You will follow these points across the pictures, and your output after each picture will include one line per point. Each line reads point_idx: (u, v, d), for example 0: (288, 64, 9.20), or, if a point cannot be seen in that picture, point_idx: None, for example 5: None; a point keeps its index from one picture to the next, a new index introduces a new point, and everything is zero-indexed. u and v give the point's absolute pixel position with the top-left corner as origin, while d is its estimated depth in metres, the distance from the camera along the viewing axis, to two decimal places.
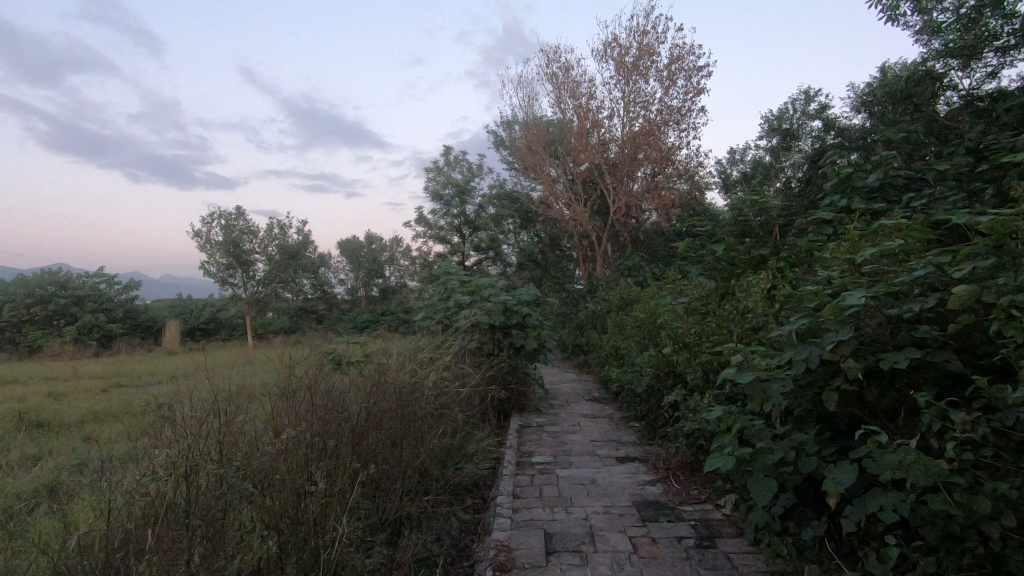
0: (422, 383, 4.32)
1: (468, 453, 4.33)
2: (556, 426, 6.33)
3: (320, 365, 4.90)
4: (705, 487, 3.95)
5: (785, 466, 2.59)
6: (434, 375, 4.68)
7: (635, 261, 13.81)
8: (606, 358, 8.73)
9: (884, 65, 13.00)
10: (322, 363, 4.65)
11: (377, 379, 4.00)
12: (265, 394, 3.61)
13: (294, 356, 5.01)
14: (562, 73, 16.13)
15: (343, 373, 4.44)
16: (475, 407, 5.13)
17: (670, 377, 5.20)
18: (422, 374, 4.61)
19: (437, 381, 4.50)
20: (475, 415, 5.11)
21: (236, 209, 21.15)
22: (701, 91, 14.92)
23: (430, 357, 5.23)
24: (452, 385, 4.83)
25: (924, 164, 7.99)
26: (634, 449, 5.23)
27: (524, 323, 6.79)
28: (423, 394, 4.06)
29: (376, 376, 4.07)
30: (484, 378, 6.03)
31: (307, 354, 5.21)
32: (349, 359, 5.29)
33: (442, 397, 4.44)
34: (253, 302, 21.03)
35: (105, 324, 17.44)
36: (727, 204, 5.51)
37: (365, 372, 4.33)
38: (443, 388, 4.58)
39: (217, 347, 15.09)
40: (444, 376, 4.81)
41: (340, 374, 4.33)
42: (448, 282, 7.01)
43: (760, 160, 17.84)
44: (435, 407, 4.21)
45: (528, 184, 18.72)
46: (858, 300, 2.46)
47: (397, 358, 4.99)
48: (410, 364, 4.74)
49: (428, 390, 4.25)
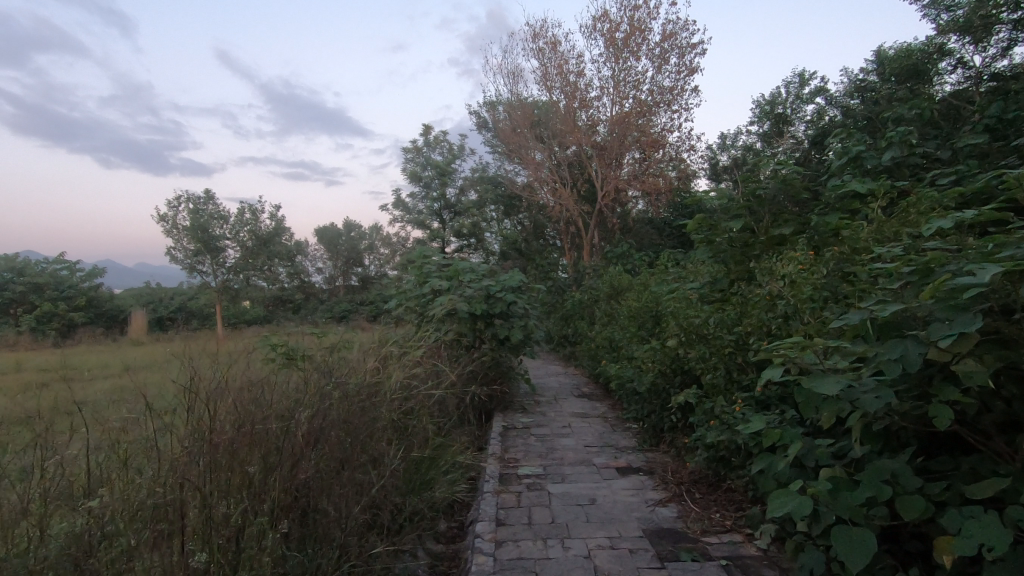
0: (384, 384, 3.54)
1: (440, 469, 3.57)
2: (545, 428, 5.61)
3: (267, 362, 4.11)
4: (729, 509, 3.26)
5: (875, 506, 1.91)
6: (400, 371, 3.93)
7: (624, 248, 13.13)
8: (596, 351, 8.04)
9: (883, 46, 12.51)
10: (264, 362, 3.84)
11: (325, 375, 3.24)
12: (175, 396, 2.86)
13: (235, 350, 4.20)
14: (549, 49, 15.29)
15: (288, 368, 3.67)
16: (450, 411, 4.37)
17: (677, 374, 4.52)
18: (387, 371, 3.84)
19: (403, 377, 3.74)
20: (450, 419, 4.36)
21: (206, 192, 20.03)
22: (694, 70, 14.23)
23: (397, 349, 4.48)
24: (423, 384, 4.09)
25: (939, 142, 7.41)
26: (635, 456, 4.54)
27: (508, 312, 6.05)
28: (382, 400, 3.29)
29: (324, 373, 3.31)
30: (463, 375, 5.26)
31: (252, 347, 4.40)
32: (305, 351, 4.51)
33: (409, 401, 3.69)
34: (223, 291, 20.10)
35: (67, 314, 15.57)
36: (741, 177, 4.84)
37: (315, 366, 3.57)
38: (411, 389, 3.83)
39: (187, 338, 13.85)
40: (413, 375, 4.07)
41: (285, 370, 3.56)
42: (425, 267, 6.24)
43: (751, 146, 17.29)
44: (398, 414, 3.44)
45: (513, 168, 17.89)
46: (986, 279, 1.79)
47: (359, 352, 4.21)
48: (371, 360, 3.97)
49: (390, 388, 3.50)
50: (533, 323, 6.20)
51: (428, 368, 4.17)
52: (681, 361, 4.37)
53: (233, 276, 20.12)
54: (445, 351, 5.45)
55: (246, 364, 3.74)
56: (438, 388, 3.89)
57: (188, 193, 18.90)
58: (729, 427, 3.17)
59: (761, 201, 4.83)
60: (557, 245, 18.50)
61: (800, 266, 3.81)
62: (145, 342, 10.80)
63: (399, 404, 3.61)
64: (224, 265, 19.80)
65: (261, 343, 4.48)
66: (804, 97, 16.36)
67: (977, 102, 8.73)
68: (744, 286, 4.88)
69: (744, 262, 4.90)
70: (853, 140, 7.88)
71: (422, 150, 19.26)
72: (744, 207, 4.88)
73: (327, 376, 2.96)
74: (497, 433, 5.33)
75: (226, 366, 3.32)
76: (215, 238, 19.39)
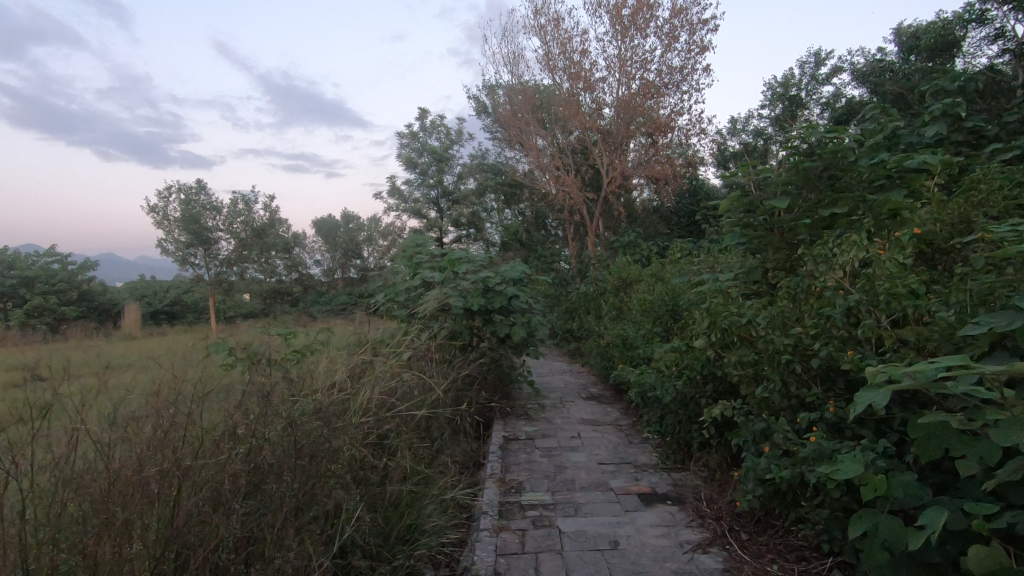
0: (352, 407, 2.95)
1: (422, 509, 2.92)
2: (550, 438, 4.94)
3: (227, 371, 3.49)
4: (790, 558, 2.57)
5: None
6: (379, 384, 3.32)
7: (632, 237, 12.42)
8: (604, 349, 7.37)
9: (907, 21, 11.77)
10: (212, 375, 3.21)
11: (278, 393, 2.68)
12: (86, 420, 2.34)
13: (183, 361, 3.54)
14: (552, 27, 14.45)
15: (247, 377, 3.10)
16: (437, 429, 3.74)
17: (709, 381, 3.84)
18: (364, 385, 3.24)
19: (380, 392, 3.15)
20: (440, 440, 3.73)
21: (198, 182, 19.42)
22: (705, 48, 13.42)
23: (381, 357, 3.87)
24: (407, 402, 3.48)
25: (987, 117, 6.66)
26: (658, 477, 3.87)
27: (509, 306, 5.35)
28: (347, 430, 2.69)
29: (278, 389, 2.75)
30: (455, 382, 4.58)
31: (206, 354, 3.74)
32: (274, 354, 3.88)
33: (384, 424, 3.08)
34: (217, 283, 19.28)
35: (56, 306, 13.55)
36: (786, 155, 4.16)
37: (276, 378, 3.01)
38: (388, 410, 3.23)
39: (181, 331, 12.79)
40: (396, 389, 3.47)
41: (242, 379, 3.00)
42: (415, 257, 5.52)
43: (762, 131, 16.49)
44: (367, 442, 2.84)
45: (513, 155, 17.14)
46: None
47: (329, 360, 3.56)
48: (345, 373, 3.37)
49: (357, 408, 2.90)
50: (537, 319, 5.49)
51: (415, 378, 3.56)
52: (714, 365, 3.69)
53: (226, 269, 19.44)
54: (436, 353, 4.79)
55: (201, 377, 3.17)
56: (419, 404, 3.28)
57: (179, 183, 18.26)
58: (792, 457, 2.50)
59: (805, 178, 4.14)
60: (559, 235, 17.73)
61: (863, 253, 3.14)
62: (117, 337, 10.03)
63: (371, 428, 3.00)
64: (217, 258, 19.12)
65: (217, 347, 3.82)
66: (820, 78, 15.55)
67: (1020, 77, 8.00)
68: (783, 277, 4.21)
69: (781, 249, 4.22)
70: (887, 116, 7.15)
71: (418, 136, 18.66)
72: (786, 184, 4.17)
73: (266, 398, 2.40)
74: (498, 445, 4.67)
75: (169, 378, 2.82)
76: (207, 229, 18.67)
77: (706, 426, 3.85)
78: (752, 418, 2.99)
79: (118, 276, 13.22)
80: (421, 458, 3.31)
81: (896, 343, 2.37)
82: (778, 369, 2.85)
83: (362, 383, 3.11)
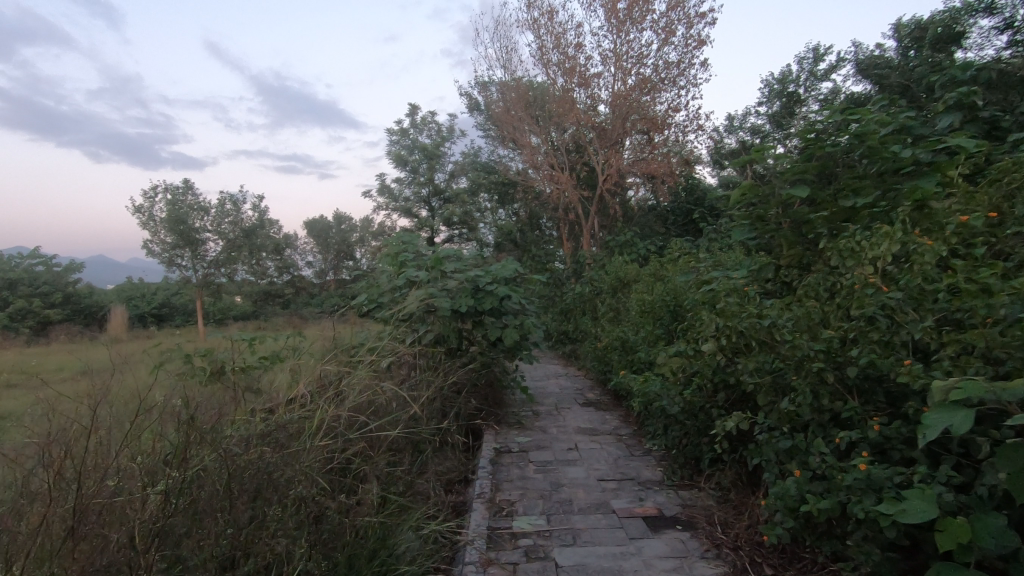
0: (312, 430, 2.63)
1: (397, 547, 2.58)
2: (546, 450, 4.56)
3: (183, 380, 3.15)
4: None
5: None
6: (347, 400, 3.00)
7: (628, 237, 12.04)
8: (601, 352, 7.00)
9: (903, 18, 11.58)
10: (162, 387, 2.86)
11: (223, 408, 2.39)
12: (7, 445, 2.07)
13: (134, 371, 3.17)
14: (545, 21, 14.07)
15: (203, 391, 2.80)
16: (414, 447, 3.41)
17: (720, 390, 3.48)
18: (329, 402, 2.92)
19: (348, 408, 2.84)
20: (417, 462, 3.40)
21: (184, 181, 18.89)
22: (703, 42, 13.06)
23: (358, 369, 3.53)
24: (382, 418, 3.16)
25: (1004, 106, 6.32)
26: (667, 496, 3.49)
27: (500, 308, 4.95)
28: (302, 462, 2.36)
29: (223, 405, 2.46)
30: (439, 392, 4.21)
31: (160, 362, 3.37)
32: (241, 364, 3.52)
33: (349, 445, 2.76)
34: (205, 285, 18.74)
35: (42, 310, 11.92)
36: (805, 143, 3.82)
37: (227, 394, 2.72)
38: (356, 428, 2.92)
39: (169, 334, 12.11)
40: (369, 405, 3.15)
41: (192, 393, 2.70)
42: (398, 255, 5.13)
43: (760, 128, 16.20)
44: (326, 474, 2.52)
45: (506, 153, 16.76)
46: None
47: (296, 374, 3.21)
48: (310, 388, 3.05)
49: (316, 427, 2.59)
50: (531, 321, 5.11)
51: (390, 390, 3.23)
52: (726, 373, 3.33)
53: (214, 270, 18.89)
54: (421, 360, 4.40)
55: (149, 388, 2.86)
56: (392, 420, 2.96)
57: (165, 183, 17.70)
58: (827, 482, 2.15)
59: (822, 167, 3.80)
60: (554, 235, 17.33)
61: (899, 247, 2.80)
62: (88, 341, 9.47)
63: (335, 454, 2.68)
64: (205, 259, 18.60)
65: (173, 355, 3.44)
66: (818, 74, 15.27)
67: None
68: (799, 275, 3.85)
69: (798, 243, 3.87)
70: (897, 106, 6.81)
71: (409, 132, 18.43)
72: (803, 173, 3.81)
73: (193, 416, 2.11)
74: (488, 459, 4.29)
75: (109, 390, 2.52)
76: (194, 230, 18.10)
77: (718, 439, 3.50)
78: (774, 432, 2.63)
79: (108, 278, 12.70)
80: (394, 482, 2.99)
81: (962, 351, 2.00)
82: (805, 376, 2.50)
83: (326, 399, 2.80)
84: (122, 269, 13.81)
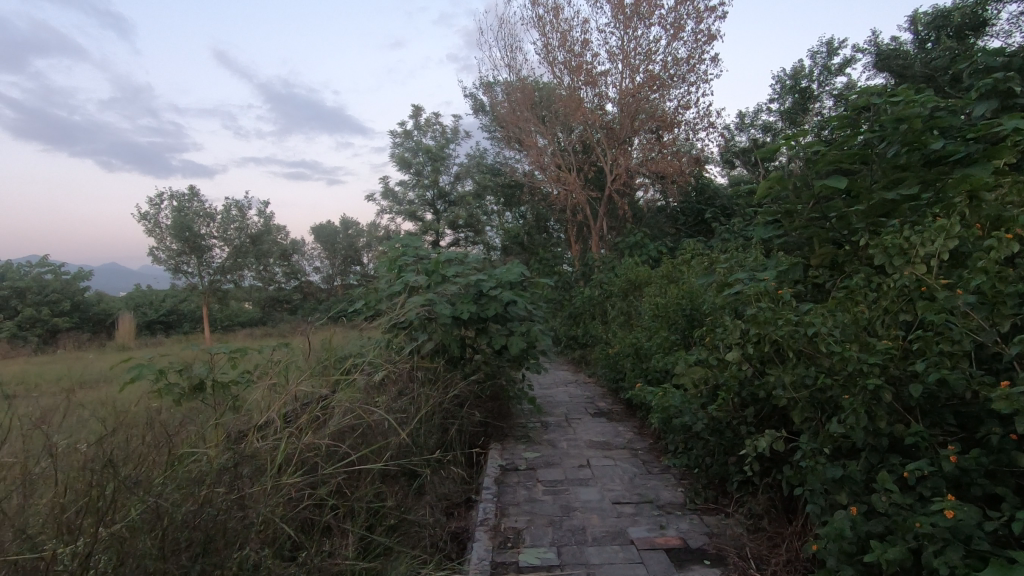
0: (271, 470, 2.47)
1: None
2: (556, 467, 4.23)
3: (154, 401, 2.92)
4: None
5: None
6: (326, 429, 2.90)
7: (638, 238, 11.68)
8: (613, 359, 6.65)
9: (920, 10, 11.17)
10: (127, 410, 2.65)
11: (157, 440, 2.22)
12: None
13: (107, 397, 2.95)
14: (551, 19, 13.76)
15: (154, 415, 2.63)
16: (401, 481, 3.22)
17: (748, 405, 3.14)
18: (301, 429, 2.80)
19: (320, 437, 2.75)
20: (407, 493, 3.19)
21: (190, 189, 18.77)
22: (713, 36, 12.69)
23: (341, 390, 3.27)
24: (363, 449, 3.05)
25: None
26: (692, 523, 3.13)
27: (505, 314, 4.61)
28: (252, 512, 2.20)
29: (160, 437, 2.30)
30: (435, 409, 3.94)
31: (137, 381, 3.09)
32: (221, 379, 3.25)
33: (328, 480, 2.70)
34: (211, 292, 18.55)
35: (50, 318, 11.63)
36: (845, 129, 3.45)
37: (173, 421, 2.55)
38: (333, 460, 2.84)
39: (175, 342, 11.83)
40: (352, 431, 3.03)
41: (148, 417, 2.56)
42: (396, 259, 4.80)
43: (772, 126, 15.78)
44: (284, 523, 2.38)
45: (512, 155, 16.45)
46: None
47: (274, 397, 2.98)
48: (285, 411, 2.91)
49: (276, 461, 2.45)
50: (539, 328, 4.76)
51: (376, 416, 3.07)
52: (756, 386, 2.98)
53: (220, 277, 18.68)
54: (419, 373, 4.08)
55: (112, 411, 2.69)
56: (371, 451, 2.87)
57: (170, 190, 17.57)
58: (898, 524, 1.78)
59: (860, 156, 3.43)
60: (561, 237, 17.00)
61: (957, 242, 2.46)
62: (81, 351, 9.16)
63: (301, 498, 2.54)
64: (211, 266, 18.38)
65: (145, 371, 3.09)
66: (832, 68, 14.83)
67: None
68: (831, 276, 3.51)
69: (832, 240, 3.53)
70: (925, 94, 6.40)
71: (413, 134, 18.27)
72: (839, 162, 3.45)
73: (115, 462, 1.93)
74: (493, 479, 3.95)
75: (61, 416, 2.38)
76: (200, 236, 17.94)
77: (748, 460, 3.14)
78: (820, 457, 2.27)
79: (118, 286, 12.46)
80: (380, 519, 2.84)
81: None
82: (856, 392, 2.14)
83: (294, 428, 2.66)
84: (130, 278, 13.57)
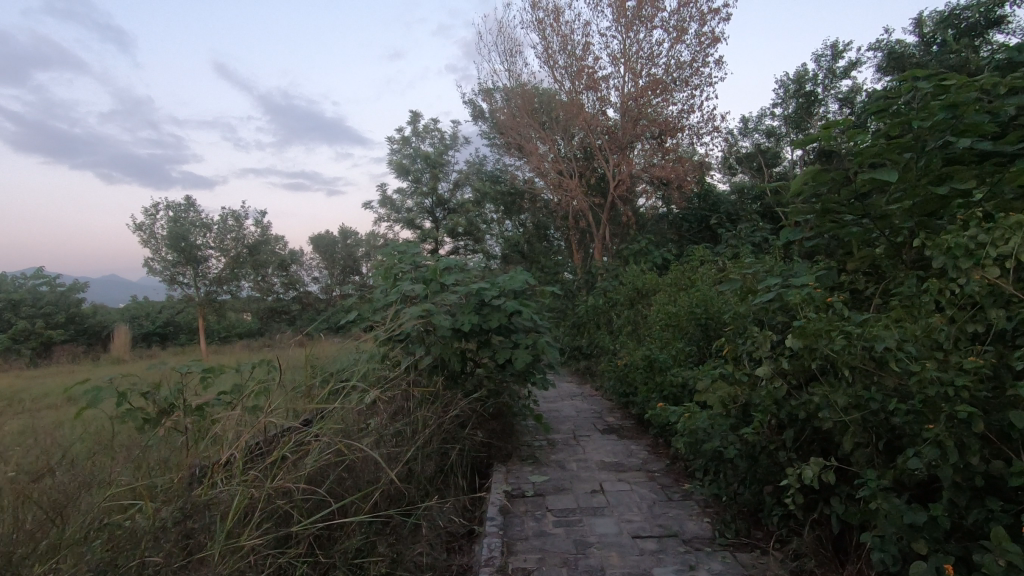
0: (226, 518, 2.26)
1: None
2: (567, 493, 3.85)
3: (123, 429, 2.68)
4: None
5: None
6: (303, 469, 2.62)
7: (642, 245, 11.33)
8: (621, 371, 6.29)
9: (924, 13, 10.95)
10: (90, 455, 2.50)
11: (67, 513, 2.09)
12: None
13: (86, 438, 2.74)
14: (552, 23, 13.53)
15: (110, 459, 2.50)
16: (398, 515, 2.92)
17: (789, 427, 2.77)
18: (271, 471, 2.54)
19: (292, 481, 2.49)
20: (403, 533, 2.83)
21: (186, 199, 18.49)
22: (717, 39, 12.46)
23: (325, 419, 2.89)
24: (349, 493, 2.75)
25: None
26: (728, 562, 2.76)
27: (509, 326, 4.24)
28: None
29: (72, 501, 2.14)
30: (431, 434, 3.57)
31: (109, 410, 2.78)
32: (196, 402, 2.91)
33: (302, 534, 2.45)
34: (207, 303, 18.16)
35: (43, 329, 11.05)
36: (890, 120, 3.10)
37: (118, 474, 2.38)
38: (310, 508, 2.57)
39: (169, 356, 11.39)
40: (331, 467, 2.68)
41: (98, 464, 2.43)
42: (391, 267, 4.45)
43: (775, 131, 15.53)
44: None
45: (512, 162, 16.17)
46: None
47: (246, 430, 2.66)
48: (252, 442, 2.63)
49: (227, 517, 2.22)
50: (545, 339, 4.40)
51: (359, 453, 2.73)
52: (797, 406, 2.61)
53: (217, 288, 18.29)
54: (416, 392, 3.73)
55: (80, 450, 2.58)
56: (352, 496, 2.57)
57: (166, 200, 17.30)
58: None
59: (908, 146, 3.06)
60: (562, 245, 16.67)
61: None
62: (63, 365, 8.70)
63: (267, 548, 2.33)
64: (207, 276, 17.94)
65: (117, 394, 2.71)
66: (836, 72, 14.61)
67: None
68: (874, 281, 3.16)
69: (871, 241, 3.18)
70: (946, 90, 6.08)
71: (410, 141, 18.01)
72: (881, 153, 3.09)
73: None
74: (499, 507, 3.57)
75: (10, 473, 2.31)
76: (196, 248, 17.62)
77: (787, 490, 2.77)
78: (892, 497, 1.91)
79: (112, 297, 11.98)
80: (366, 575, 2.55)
81: None
82: (937, 420, 1.79)
83: (255, 475, 2.40)
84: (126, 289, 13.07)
